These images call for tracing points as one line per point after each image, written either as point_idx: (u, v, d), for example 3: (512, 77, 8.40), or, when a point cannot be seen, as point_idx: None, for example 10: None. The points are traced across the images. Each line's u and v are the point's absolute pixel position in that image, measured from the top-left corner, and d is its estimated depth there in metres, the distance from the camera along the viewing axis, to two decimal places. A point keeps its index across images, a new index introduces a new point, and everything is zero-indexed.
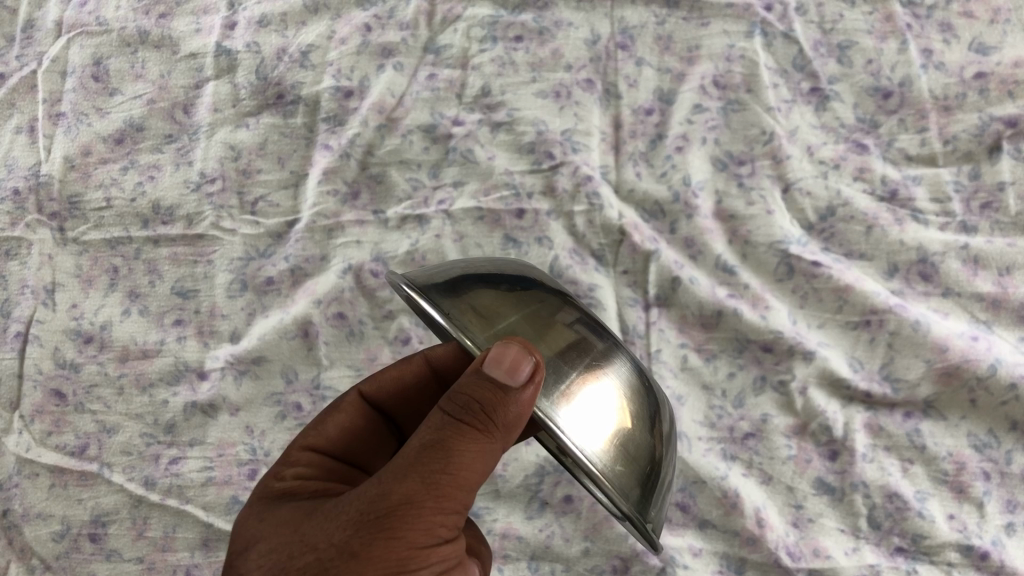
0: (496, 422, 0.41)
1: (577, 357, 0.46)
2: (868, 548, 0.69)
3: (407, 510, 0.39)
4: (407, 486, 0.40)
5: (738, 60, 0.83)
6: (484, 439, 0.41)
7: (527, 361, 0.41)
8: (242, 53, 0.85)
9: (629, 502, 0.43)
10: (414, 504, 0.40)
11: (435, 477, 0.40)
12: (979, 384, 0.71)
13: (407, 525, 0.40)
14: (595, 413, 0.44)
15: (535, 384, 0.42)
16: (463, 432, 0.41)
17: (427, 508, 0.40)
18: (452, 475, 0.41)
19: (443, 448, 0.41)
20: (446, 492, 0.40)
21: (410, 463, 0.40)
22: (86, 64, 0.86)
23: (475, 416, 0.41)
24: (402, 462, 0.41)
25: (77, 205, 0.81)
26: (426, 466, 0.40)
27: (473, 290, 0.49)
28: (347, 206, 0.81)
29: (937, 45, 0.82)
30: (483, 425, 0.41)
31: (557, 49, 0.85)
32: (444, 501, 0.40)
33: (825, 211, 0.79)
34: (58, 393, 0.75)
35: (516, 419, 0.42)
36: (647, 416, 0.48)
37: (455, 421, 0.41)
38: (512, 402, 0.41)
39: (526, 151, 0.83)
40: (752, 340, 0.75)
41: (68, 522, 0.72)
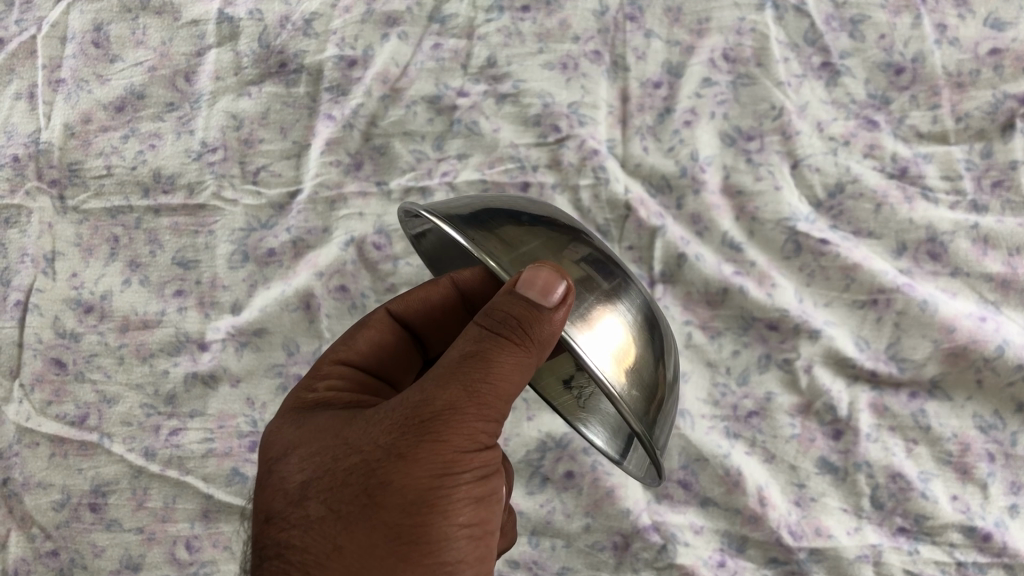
0: (534, 336, 0.42)
1: (593, 286, 0.47)
2: (871, 528, 0.68)
3: (450, 414, 0.41)
4: (449, 391, 0.41)
5: (748, 34, 0.82)
6: (523, 352, 0.42)
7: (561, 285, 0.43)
8: (244, 20, 0.84)
9: (640, 423, 0.45)
10: (458, 407, 0.41)
11: (476, 384, 0.41)
12: (986, 365, 0.70)
13: (450, 427, 0.41)
14: (609, 336, 0.45)
15: (568, 305, 0.43)
16: (502, 343, 0.42)
17: (469, 414, 0.41)
18: (493, 384, 0.42)
19: (482, 358, 0.42)
20: (488, 400, 0.42)
21: (451, 372, 0.42)
22: (86, 29, 0.85)
23: (513, 330, 0.42)
24: (444, 371, 0.42)
25: (76, 173, 0.81)
26: (467, 374, 0.41)
27: (493, 220, 0.49)
28: (350, 177, 0.80)
29: (952, 20, 0.80)
30: (519, 338, 0.42)
31: (565, 19, 0.83)
32: (486, 409, 0.42)
33: (833, 187, 0.77)
34: (58, 362, 0.75)
35: (552, 335, 0.43)
36: (654, 345, 0.50)
37: (494, 334, 0.42)
38: (546, 321, 0.42)
39: (531, 124, 0.82)
40: (757, 318, 0.75)
41: (68, 491, 0.72)
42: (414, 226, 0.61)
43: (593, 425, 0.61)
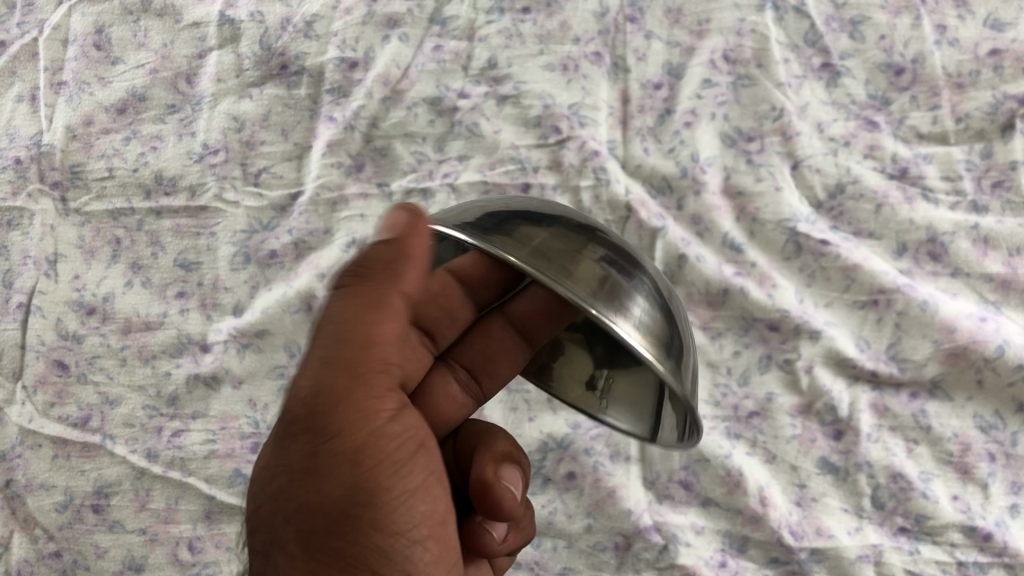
0: (397, 289, 0.46)
1: (608, 273, 0.50)
2: (871, 528, 0.69)
3: (337, 405, 0.47)
4: (328, 379, 0.47)
5: (748, 34, 0.82)
6: (389, 313, 0.47)
7: (410, 216, 0.45)
8: (245, 22, 0.84)
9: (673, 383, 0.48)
10: (345, 393, 0.47)
11: (349, 360, 0.47)
12: (986, 365, 0.71)
13: (341, 416, 0.47)
14: (631, 311, 0.49)
15: (413, 240, 0.45)
16: (364, 305, 0.47)
17: (364, 394, 0.47)
18: (370, 353, 0.47)
19: (358, 319, 0.47)
20: (373, 370, 0.48)
21: (318, 358, 0.48)
22: (87, 31, 0.85)
23: (368, 296, 0.47)
24: (321, 354, 0.48)
25: (78, 175, 0.81)
26: (332, 355, 0.47)
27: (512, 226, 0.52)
28: (352, 178, 0.80)
29: (951, 20, 0.80)
30: (365, 291, 0.47)
31: (565, 21, 0.84)
32: (371, 381, 0.48)
33: (834, 188, 0.78)
34: (61, 364, 0.75)
35: (415, 284, 0.47)
36: (667, 314, 0.53)
37: (342, 306, 0.47)
38: (378, 278, 0.46)
39: (532, 125, 0.82)
40: (758, 319, 0.75)
41: (71, 493, 0.72)
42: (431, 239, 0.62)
43: (614, 412, 0.66)
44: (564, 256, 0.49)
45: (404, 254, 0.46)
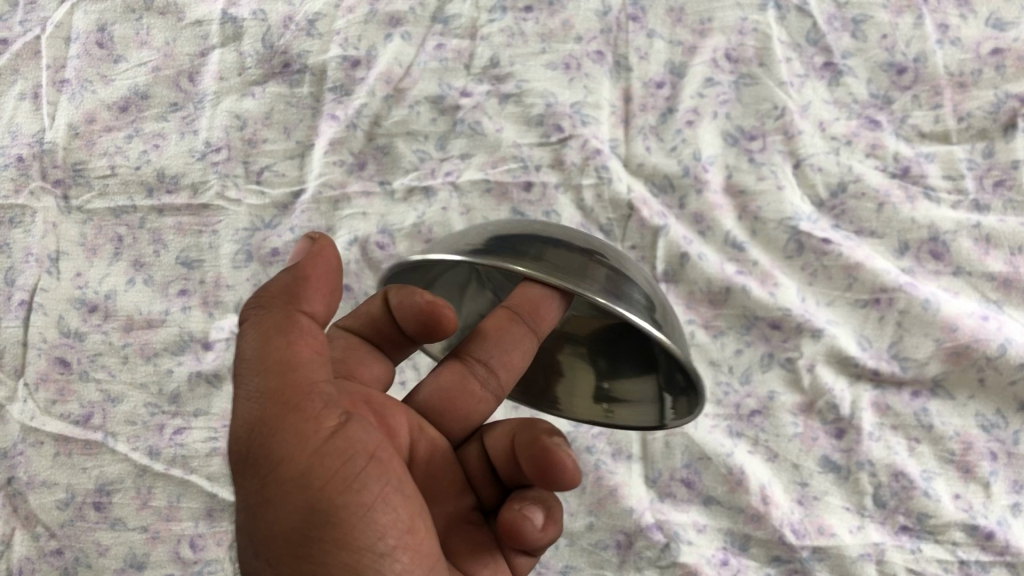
0: (300, 309, 0.42)
1: (605, 266, 0.52)
2: (873, 527, 0.68)
3: (272, 434, 0.40)
4: (259, 410, 0.40)
5: (750, 34, 0.82)
6: (301, 332, 0.42)
7: (314, 242, 0.45)
8: (248, 21, 0.84)
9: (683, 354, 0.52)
10: (278, 421, 0.40)
11: (277, 385, 0.40)
12: (988, 364, 0.71)
13: (278, 444, 0.40)
14: (636, 298, 0.52)
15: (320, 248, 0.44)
16: (275, 329, 0.42)
17: (297, 415, 0.40)
18: (293, 374, 0.41)
19: (275, 334, 0.42)
20: (304, 387, 0.41)
21: (245, 395, 0.41)
22: (90, 30, 0.85)
23: (273, 321, 0.42)
24: (245, 389, 0.41)
25: (80, 173, 0.81)
26: (258, 387, 0.41)
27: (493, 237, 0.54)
28: (354, 176, 0.80)
29: (953, 19, 0.80)
30: (280, 307, 0.42)
31: (567, 19, 0.84)
32: (304, 402, 0.40)
33: (836, 187, 0.78)
34: (63, 361, 0.75)
35: (322, 306, 0.43)
36: (661, 296, 0.56)
37: (254, 338, 0.42)
38: (286, 295, 0.43)
39: (534, 124, 0.82)
40: (760, 317, 0.75)
41: (73, 490, 0.72)
42: (416, 278, 0.61)
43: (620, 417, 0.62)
44: (572, 262, 0.51)
45: (300, 275, 0.43)
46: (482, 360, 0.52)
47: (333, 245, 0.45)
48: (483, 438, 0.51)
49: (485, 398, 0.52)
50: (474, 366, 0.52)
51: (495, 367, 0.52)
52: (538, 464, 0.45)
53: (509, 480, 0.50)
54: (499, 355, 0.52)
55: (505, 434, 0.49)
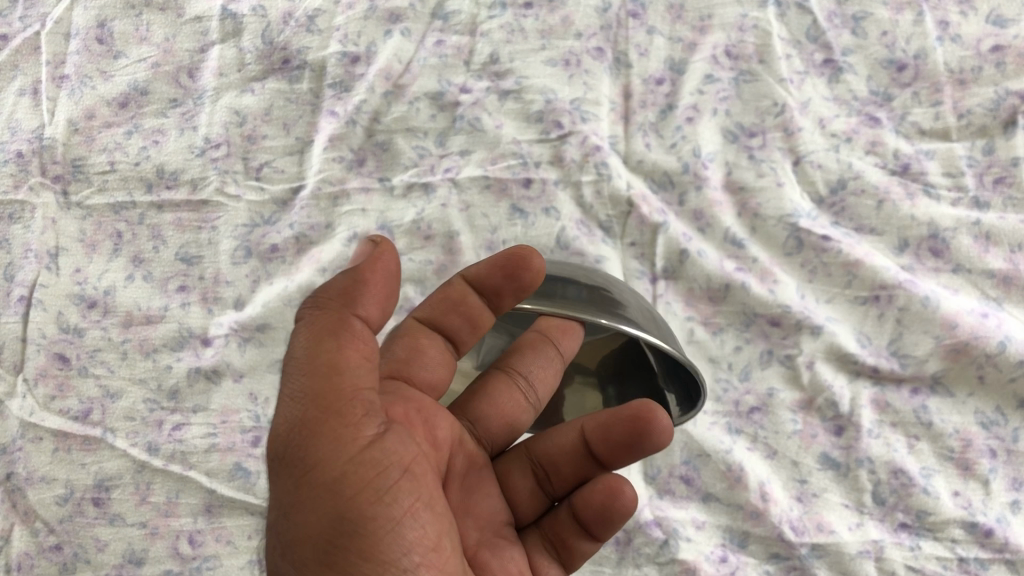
0: (355, 314, 0.43)
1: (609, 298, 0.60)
2: (872, 524, 0.68)
3: (310, 436, 0.41)
4: (300, 412, 0.41)
5: (750, 30, 0.82)
6: (352, 338, 0.42)
7: (374, 245, 0.44)
8: (248, 16, 0.84)
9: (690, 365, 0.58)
10: (318, 425, 0.41)
11: (320, 388, 0.41)
12: (987, 361, 0.71)
13: (315, 448, 0.41)
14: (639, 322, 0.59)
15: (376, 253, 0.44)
16: (326, 331, 0.42)
17: (337, 422, 0.41)
18: (338, 380, 0.41)
19: (327, 340, 0.42)
20: (347, 395, 0.41)
21: (290, 395, 0.42)
22: (89, 25, 0.85)
23: (326, 324, 0.42)
24: (290, 388, 0.42)
25: (80, 169, 0.81)
26: (301, 389, 0.42)
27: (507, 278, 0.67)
28: (353, 173, 0.80)
29: (953, 17, 0.81)
30: (334, 311, 0.43)
31: (567, 16, 0.84)
32: (345, 408, 0.41)
33: (836, 184, 0.77)
34: (62, 357, 0.75)
35: (375, 312, 0.44)
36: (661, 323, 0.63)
37: (306, 338, 0.42)
38: (342, 300, 0.43)
39: (534, 120, 0.81)
40: (759, 314, 0.75)
41: (72, 486, 0.72)
42: None
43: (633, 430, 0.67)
44: (578, 296, 0.59)
45: (359, 278, 0.43)
46: (523, 377, 0.57)
47: (392, 250, 0.45)
48: (530, 447, 0.56)
49: (526, 412, 0.57)
50: (516, 381, 0.57)
51: (534, 384, 0.58)
52: (635, 420, 0.53)
53: (561, 480, 0.56)
54: (537, 373, 0.58)
55: (571, 428, 0.56)
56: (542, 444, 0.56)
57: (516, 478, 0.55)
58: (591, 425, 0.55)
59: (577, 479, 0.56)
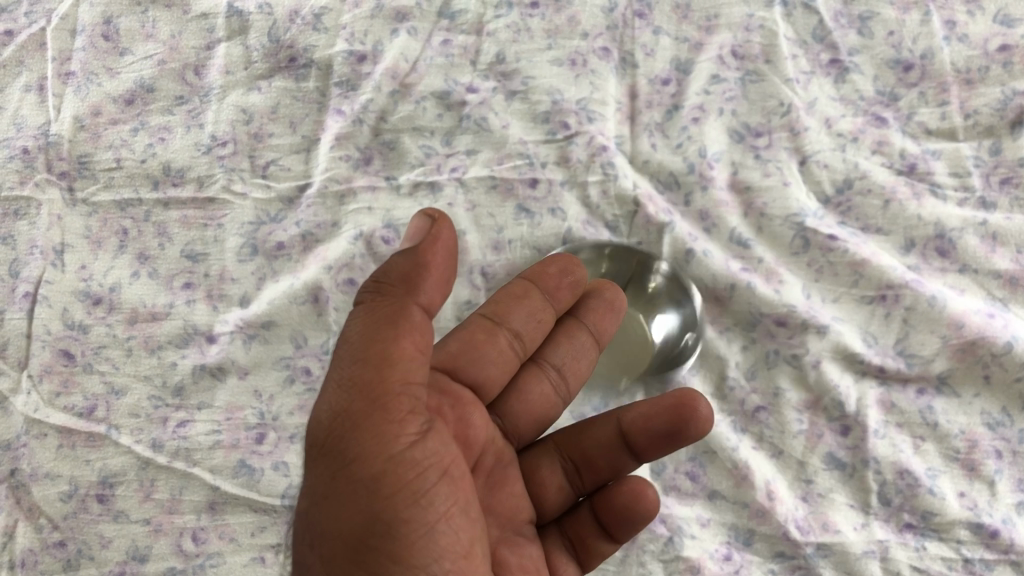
0: (412, 301, 0.46)
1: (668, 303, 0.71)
2: (878, 524, 0.68)
3: (356, 429, 0.45)
4: (347, 402, 0.45)
5: (756, 30, 0.82)
6: (410, 329, 0.45)
7: (432, 222, 0.47)
8: (255, 15, 0.85)
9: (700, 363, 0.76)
10: (363, 417, 0.45)
11: (369, 381, 0.45)
12: (994, 360, 0.71)
13: (358, 442, 0.45)
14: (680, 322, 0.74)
15: (436, 238, 0.46)
16: (384, 320, 0.45)
17: (382, 417, 0.45)
18: (387, 375, 0.45)
19: (385, 332, 0.45)
20: (393, 391, 0.45)
21: (339, 380, 0.46)
22: (96, 23, 0.86)
23: (386, 313, 0.46)
24: (341, 375, 0.46)
25: (86, 166, 0.81)
26: (352, 378, 0.45)
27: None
28: (359, 171, 0.80)
29: (961, 16, 0.81)
30: (393, 300, 0.46)
31: (573, 16, 0.84)
32: (391, 404, 0.45)
33: (842, 183, 0.77)
34: (66, 354, 0.75)
35: (434, 297, 0.47)
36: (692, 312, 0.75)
37: (364, 325, 0.46)
38: (403, 289, 0.46)
39: (540, 121, 0.81)
40: (765, 314, 0.74)
41: (75, 483, 0.72)
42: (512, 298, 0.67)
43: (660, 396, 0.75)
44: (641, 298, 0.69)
45: (421, 261, 0.46)
46: (557, 367, 0.62)
47: (450, 229, 0.47)
48: (557, 440, 0.61)
49: (559, 401, 0.62)
50: (550, 370, 0.62)
51: (568, 374, 0.62)
52: (676, 412, 0.56)
53: (593, 471, 0.60)
54: (571, 361, 0.63)
55: (607, 422, 0.59)
56: (570, 436, 0.60)
57: (545, 472, 0.60)
58: (627, 416, 0.58)
59: (609, 472, 0.59)
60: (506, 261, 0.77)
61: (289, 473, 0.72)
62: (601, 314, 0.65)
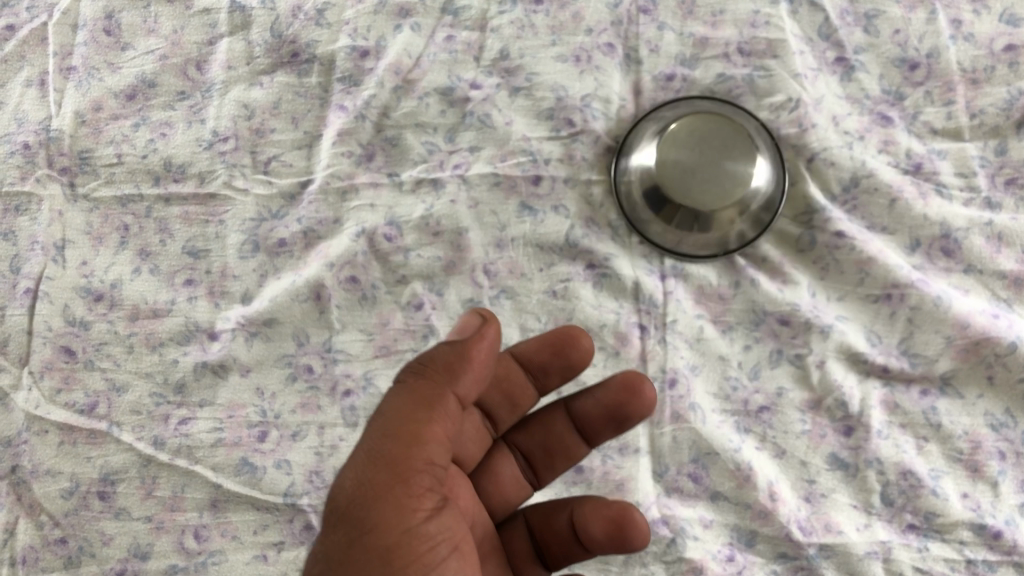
0: (450, 390, 0.49)
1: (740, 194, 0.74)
2: (880, 525, 0.69)
3: (378, 499, 0.46)
4: (371, 473, 0.46)
5: (763, 27, 0.81)
6: (441, 412, 0.48)
7: (483, 322, 0.51)
8: (256, 9, 0.83)
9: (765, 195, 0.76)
10: (386, 490, 0.46)
11: (397, 455, 0.46)
12: (998, 360, 0.71)
13: (378, 512, 0.45)
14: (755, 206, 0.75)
15: (484, 336, 0.50)
16: (421, 401, 0.48)
17: (404, 490, 0.46)
18: (414, 452, 0.47)
19: (421, 412, 0.47)
20: (417, 468, 0.47)
21: (365, 450, 0.47)
22: (97, 16, 0.84)
23: (423, 394, 0.48)
24: (369, 446, 0.47)
25: (86, 161, 0.80)
26: (380, 450, 0.47)
27: (650, 133, 0.78)
28: (362, 168, 0.79)
29: (966, 15, 0.80)
30: (431, 383, 0.49)
31: (578, 11, 0.82)
32: (413, 479, 0.46)
33: (848, 182, 0.77)
34: (67, 350, 0.75)
35: (468, 389, 0.50)
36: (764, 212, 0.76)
37: (398, 402, 0.48)
38: (443, 377, 0.49)
39: (544, 118, 0.80)
40: (769, 313, 0.74)
41: (77, 480, 0.72)
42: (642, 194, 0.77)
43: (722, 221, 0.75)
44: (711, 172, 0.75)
45: (466, 354, 0.49)
46: (524, 451, 0.64)
47: (497, 330, 0.51)
48: (528, 516, 0.61)
49: (526, 486, 0.64)
50: (516, 455, 0.64)
51: (535, 461, 0.64)
52: (614, 521, 0.54)
53: (552, 555, 0.60)
54: (540, 449, 0.64)
55: (563, 512, 0.59)
56: (537, 515, 0.60)
57: (518, 547, 0.60)
58: (579, 511, 0.57)
59: (568, 558, 0.59)
60: (509, 259, 0.77)
61: (291, 470, 0.72)
62: (597, 409, 0.62)
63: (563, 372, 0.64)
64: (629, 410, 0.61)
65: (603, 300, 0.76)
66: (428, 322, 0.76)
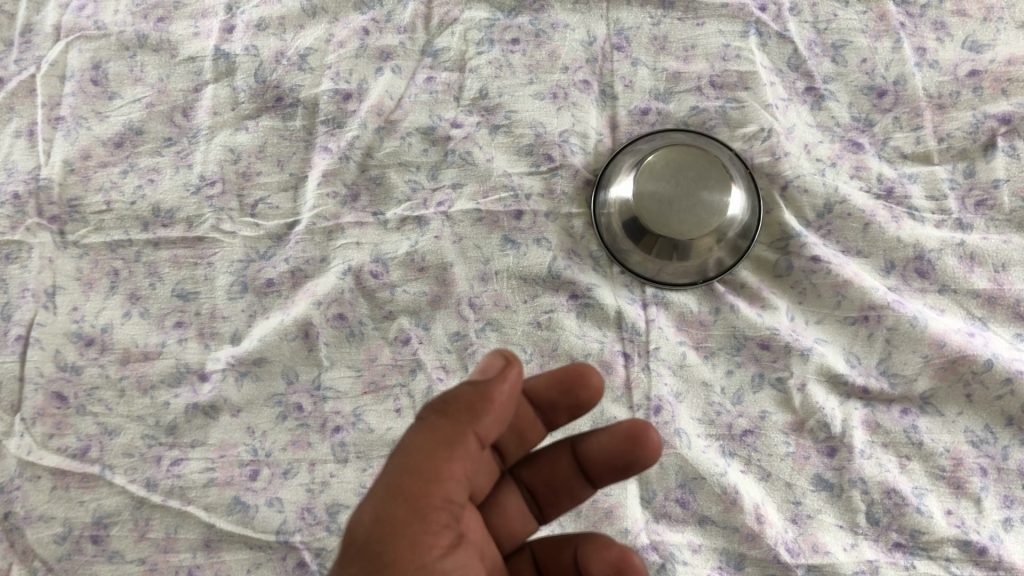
0: (472, 429, 0.47)
1: (718, 222, 0.76)
2: (867, 544, 0.70)
3: (396, 533, 0.44)
4: (390, 507, 0.45)
5: (733, 60, 0.83)
6: (462, 452, 0.46)
7: (505, 363, 0.49)
8: (241, 56, 0.86)
9: (743, 225, 0.78)
10: (403, 524, 0.44)
11: (415, 490, 0.45)
12: (975, 378, 0.72)
13: (395, 547, 0.43)
14: (734, 234, 0.77)
15: (508, 377, 0.48)
16: (442, 439, 0.46)
17: (420, 527, 0.44)
18: (432, 488, 0.45)
19: (441, 450, 0.46)
20: (435, 504, 0.45)
21: (382, 484, 0.46)
22: (84, 67, 0.86)
23: (443, 431, 0.46)
24: (388, 480, 0.45)
25: (76, 209, 0.82)
26: (398, 483, 0.45)
27: (628, 166, 0.80)
28: (347, 208, 0.81)
29: (930, 43, 0.83)
30: (452, 419, 0.47)
31: (554, 50, 0.85)
32: (431, 515, 0.45)
33: (821, 208, 0.78)
34: (59, 396, 0.76)
35: (490, 431, 0.48)
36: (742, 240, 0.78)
37: (419, 438, 0.46)
38: (465, 414, 0.47)
39: (524, 154, 0.82)
40: (749, 337, 0.76)
41: (70, 524, 0.72)
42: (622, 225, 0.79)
43: (701, 250, 0.77)
44: (690, 202, 0.77)
45: (487, 396, 0.47)
46: (530, 487, 0.61)
47: (519, 373, 0.49)
48: (535, 549, 0.57)
49: (532, 520, 0.60)
50: (521, 489, 0.60)
51: (541, 498, 0.61)
52: (614, 564, 0.50)
53: None
54: (545, 486, 0.61)
55: (567, 548, 0.55)
56: (545, 550, 0.57)
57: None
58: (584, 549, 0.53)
59: None
60: (493, 292, 0.79)
61: (283, 508, 0.72)
62: (600, 453, 0.58)
63: (573, 410, 0.61)
64: (631, 459, 0.57)
65: (587, 329, 0.77)
66: (415, 355, 0.77)
